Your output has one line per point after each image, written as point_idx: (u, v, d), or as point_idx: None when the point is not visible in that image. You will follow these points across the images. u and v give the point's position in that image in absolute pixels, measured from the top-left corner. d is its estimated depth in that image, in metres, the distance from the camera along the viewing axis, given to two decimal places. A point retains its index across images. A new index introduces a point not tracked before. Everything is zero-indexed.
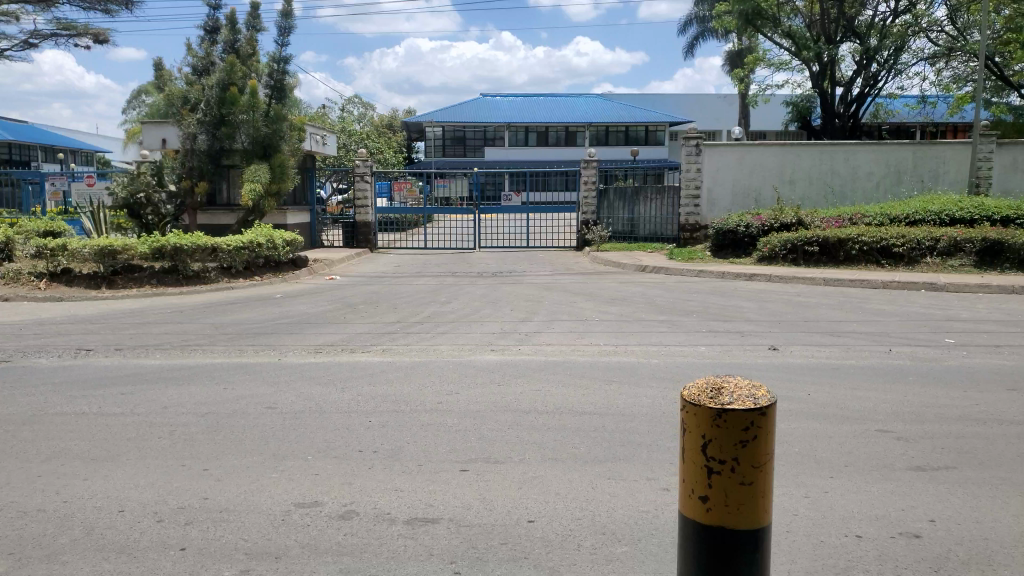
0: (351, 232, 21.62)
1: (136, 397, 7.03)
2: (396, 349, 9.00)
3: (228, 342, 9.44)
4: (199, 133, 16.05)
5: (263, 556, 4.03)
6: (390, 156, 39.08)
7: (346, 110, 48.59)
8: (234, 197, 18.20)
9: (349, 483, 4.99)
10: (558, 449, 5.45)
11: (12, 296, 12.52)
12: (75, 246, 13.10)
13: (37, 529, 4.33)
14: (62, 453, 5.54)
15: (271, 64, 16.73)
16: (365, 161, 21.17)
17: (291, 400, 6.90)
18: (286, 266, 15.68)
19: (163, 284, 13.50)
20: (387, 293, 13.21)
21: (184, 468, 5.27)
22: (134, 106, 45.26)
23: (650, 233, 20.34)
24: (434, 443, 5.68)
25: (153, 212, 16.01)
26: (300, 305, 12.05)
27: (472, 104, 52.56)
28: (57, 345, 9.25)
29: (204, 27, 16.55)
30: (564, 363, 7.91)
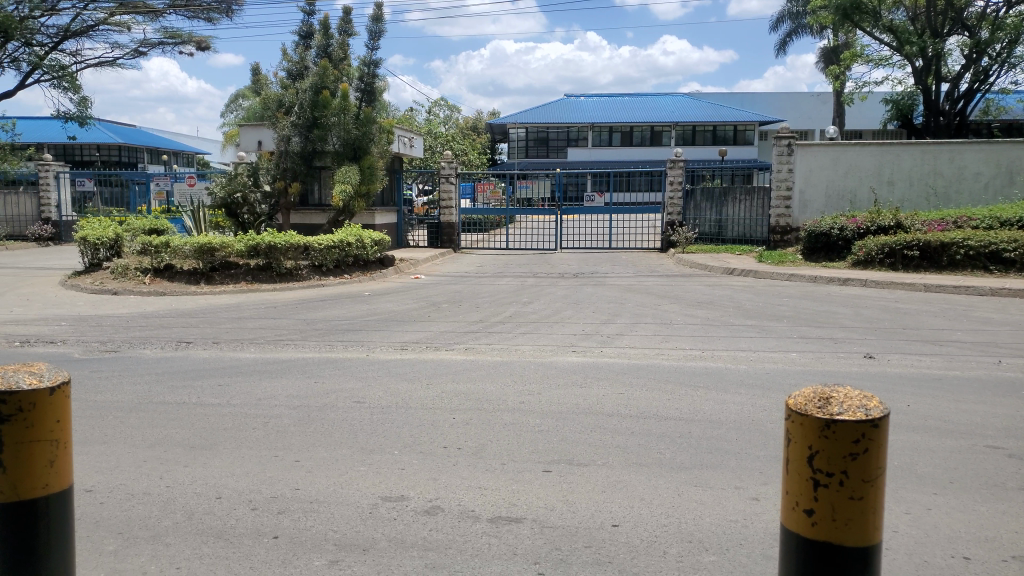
0: (436, 232, 21.95)
1: (231, 388, 7.33)
2: (479, 348, 9.08)
3: (318, 338, 9.73)
4: (293, 136, 16.61)
5: (352, 548, 4.13)
6: (474, 157, 39.54)
7: (432, 112, 49.46)
8: (325, 198, 18.78)
9: (435, 479, 5.06)
10: (642, 454, 5.39)
11: (120, 290, 13.26)
12: (177, 243, 13.77)
13: (142, 512, 4.56)
14: (164, 440, 5.82)
15: (361, 68, 17.22)
16: (450, 162, 21.41)
17: (378, 395, 7.07)
18: (374, 265, 16.05)
19: (258, 280, 14.01)
20: (471, 293, 13.34)
21: (277, 458, 5.46)
22: (232, 110, 47.36)
23: (739, 235, 19.86)
24: (517, 442, 5.71)
25: (249, 211, 16.64)
26: (386, 303, 12.31)
27: (556, 104, 52.55)
28: (160, 337, 9.75)
29: (299, 32, 17.29)
30: (649, 367, 7.80)
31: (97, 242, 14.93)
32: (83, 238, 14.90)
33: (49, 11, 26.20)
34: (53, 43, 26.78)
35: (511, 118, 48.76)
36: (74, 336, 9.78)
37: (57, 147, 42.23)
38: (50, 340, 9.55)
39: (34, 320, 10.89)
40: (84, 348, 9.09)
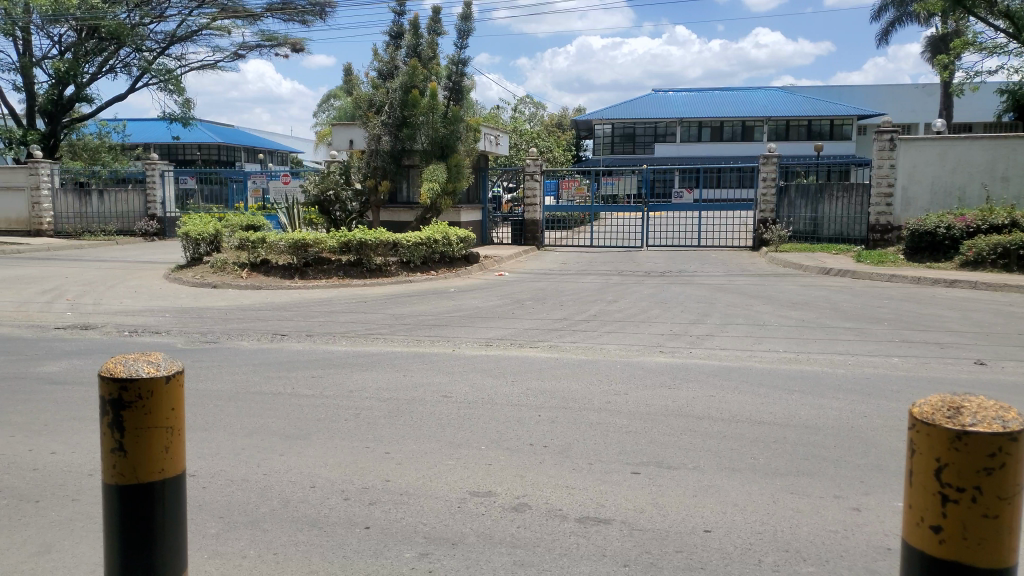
0: (520, 229, 22.03)
1: (324, 379, 7.55)
2: (564, 346, 9.04)
3: (406, 333, 9.92)
4: (383, 135, 16.94)
5: (441, 541, 4.17)
6: (559, 153, 39.56)
7: (518, 109, 49.70)
8: (413, 195, 19.13)
9: (523, 476, 5.06)
10: (735, 458, 5.24)
11: (219, 284, 13.84)
12: (273, 238, 14.27)
13: (241, 497, 4.73)
14: (261, 429, 6.03)
15: (450, 67, 17.43)
16: (536, 159, 21.46)
17: (465, 390, 7.13)
18: (459, 262, 16.25)
19: (349, 276, 14.35)
20: (556, 290, 13.32)
21: (368, 450, 5.58)
22: (324, 110, 48.89)
23: (835, 234, 19.11)
24: (605, 443, 5.64)
25: (341, 208, 17.15)
26: (472, 300, 12.44)
27: (642, 100, 51.92)
28: (256, 329, 10.12)
29: (390, 32, 17.62)
30: (740, 369, 7.59)
31: (199, 237, 15.65)
32: (186, 233, 15.64)
33: (158, 18, 27.71)
34: (160, 48, 28.29)
35: (596, 114, 48.56)
36: (177, 327, 10.28)
37: (163, 147, 44.59)
38: (155, 330, 10.06)
39: (140, 311, 11.48)
40: (186, 339, 9.53)
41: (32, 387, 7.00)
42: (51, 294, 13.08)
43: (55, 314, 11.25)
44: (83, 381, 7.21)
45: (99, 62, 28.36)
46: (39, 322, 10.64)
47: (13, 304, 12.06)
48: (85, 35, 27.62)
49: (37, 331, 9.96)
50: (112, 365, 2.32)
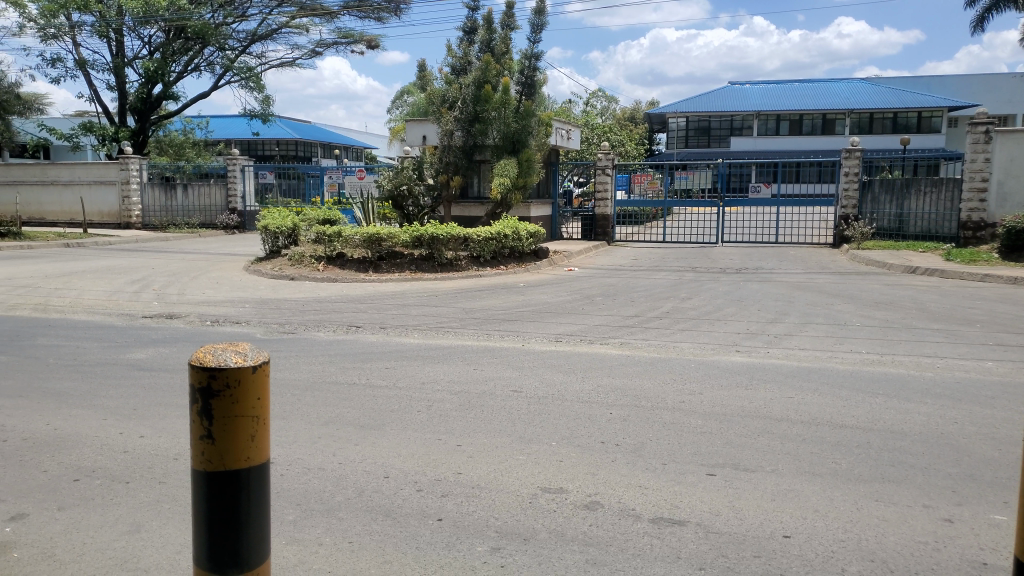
0: (590, 224, 21.87)
1: (397, 371, 7.66)
2: (635, 343, 8.93)
3: (476, 326, 9.97)
4: (455, 130, 17.01)
5: (513, 537, 4.16)
6: (631, 147, 39.18)
7: (590, 104, 49.43)
8: (484, 190, 19.23)
9: (594, 474, 5.01)
10: (815, 462, 5.07)
11: (297, 277, 14.17)
12: (348, 232, 14.54)
13: (318, 485, 4.83)
14: (337, 418, 6.15)
15: (523, 61, 17.33)
16: (607, 153, 21.17)
17: (535, 386, 7.11)
18: (528, 257, 16.25)
19: (421, 270, 14.53)
20: (627, 287, 13.17)
21: (441, 442, 5.62)
22: (398, 106, 49.74)
23: (922, 231, 18.27)
24: (679, 443, 5.53)
25: (413, 203, 17.27)
26: (542, 295, 12.42)
27: (719, 93, 50.86)
28: (332, 321, 10.34)
29: (463, 28, 17.64)
30: (819, 370, 7.35)
31: (277, 231, 16.07)
32: (266, 227, 16.09)
33: (241, 18, 28.64)
34: (242, 47, 29.25)
35: (671, 108, 47.85)
36: (257, 318, 10.59)
37: (244, 143, 46.06)
38: (236, 320, 10.40)
39: (221, 302, 11.87)
40: (265, 329, 9.82)
41: (121, 373, 7.33)
42: (139, 284, 13.68)
43: (143, 303, 11.76)
44: (169, 368, 7.50)
45: (185, 61, 29.48)
46: (128, 311, 11.13)
47: (104, 293, 12.66)
48: (173, 35, 28.74)
49: (127, 319, 10.41)
50: (202, 353, 2.20)
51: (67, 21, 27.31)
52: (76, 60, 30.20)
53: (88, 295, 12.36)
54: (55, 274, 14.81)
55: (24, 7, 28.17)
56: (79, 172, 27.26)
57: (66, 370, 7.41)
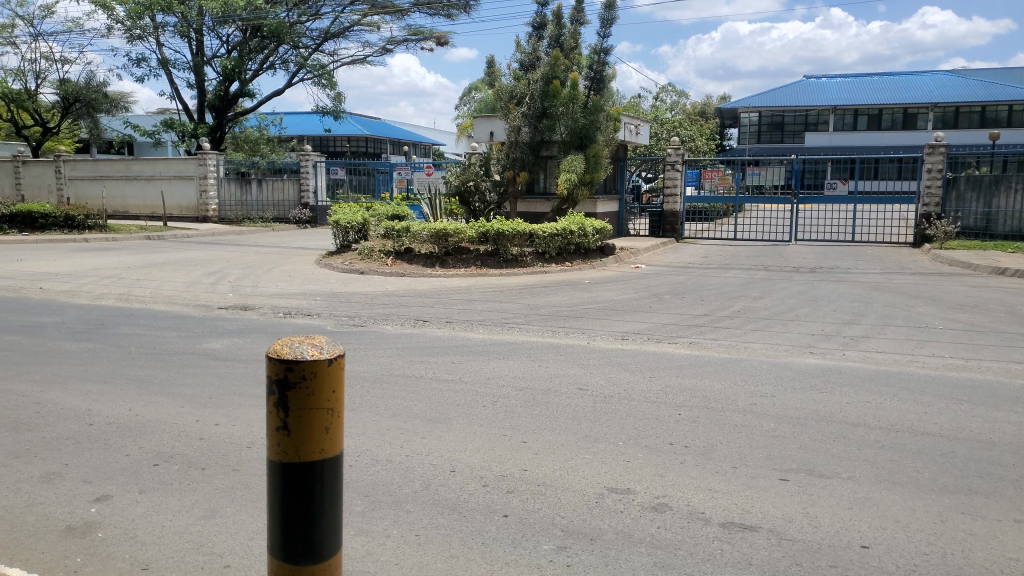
0: (658, 221, 21.49)
1: (463, 366, 7.69)
2: (703, 343, 8.76)
3: (542, 323, 9.95)
4: (523, 126, 17.01)
5: (579, 536, 4.12)
6: (702, 142, 38.53)
7: (660, 99, 48.86)
8: (551, 186, 19.18)
9: (662, 475, 4.92)
10: (895, 471, 4.86)
11: (366, 271, 14.39)
12: (416, 228, 14.70)
13: (386, 477, 4.88)
14: (404, 411, 6.21)
15: (592, 56, 17.27)
16: (678, 149, 20.88)
17: (600, 384, 7.04)
18: (594, 253, 16.15)
19: (487, 265, 14.58)
20: (696, 285, 12.95)
21: (506, 438, 5.61)
22: (465, 102, 50.21)
23: (1012, 231, 17.81)
24: (751, 447, 5.39)
25: (480, 199, 17.51)
26: (608, 292, 12.31)
27: (794, 86, 49.57)
28: (399, 315, 10.48)
29: (533, 24, 17.59)
30: (900, 374, 7.06)
31: (348, 226, 16.39)
32: (337, 222, 16.43)
33: (314, 16, 29.24)
34: (315, 45, 29.94)
35: (743, 102, 46.90)
36: (327, 310, 10.81)
37: (316, 139, 47.13)
38: (308, 312, 10.65)
39: (294, 294, 12.14)
40: (336, 321, 10.02)
41: (199, 362, 7.58)
42: (216, 276, 14.13)
43: (219, 295, 12.13)
44: (244, 358, 7.72)
45: (261, 59, 30.31)
46: (205, 301, 11.50)
47: (183, 284, 13.11)
48: (249, 34, 29.59)
49: (203, 310, 10.76)
50: (278, 346, 2.21)
51: (151, 22, 28.43)
52: (159, 60, 31.43)
53: (168, 286, 12.82)
54: (138, 266, 15.43)
55: (112, 9, 29.47)
56: (161, 167, 28.37)
57: (147, 358, 7.69)
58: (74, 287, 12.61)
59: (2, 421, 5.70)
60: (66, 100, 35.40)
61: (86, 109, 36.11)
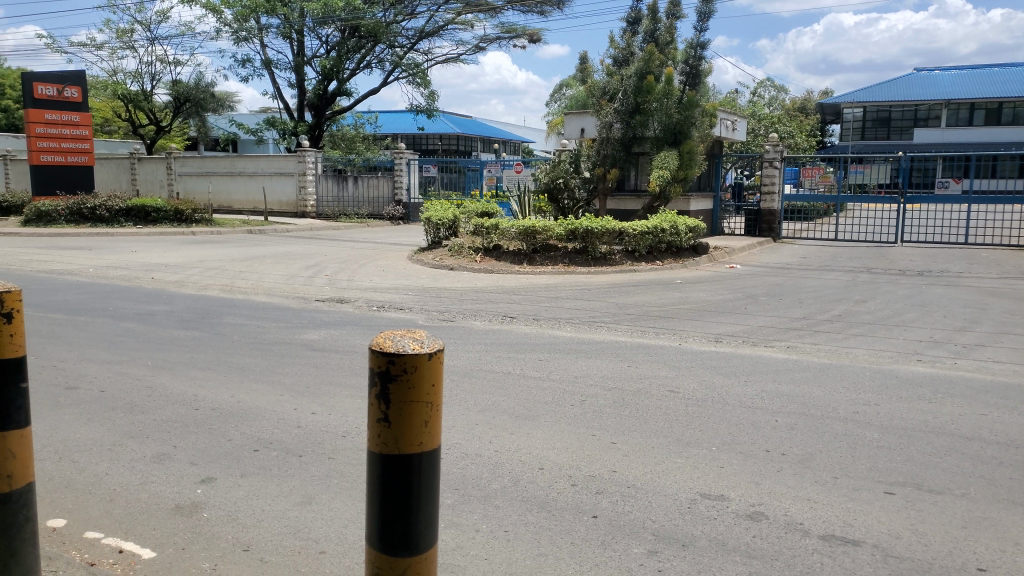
0: (754, 220, 20.82)
1: (550, 364, 7.66)
2: (801, 348, 8.45)
3: (632, 322, 9.81)
4: (615, 123, 16.82)
5: (670, 541, 4.03)
6: (802, 139, 37.19)
7: (758, 94, 47.60)
8: (641, 183, 18.90)
9: (757, 483, 4.77)
10: (1015, 490, 4.54)
11: (455, 267, 14.56)
12: (505, 225, 14.74)
13: (475, 472, 4.91)
14: (492, 407, 6.24)
15: (688, 51, 16.96)
16: (775, 146, 20.32)
17: (693, 387, 6.87)
18: (686, 252, 15.87)
19: (575, 263, 14.47)
20: (794, 287, 12.49)
21: (595, 438, 5.55)
22: (557, 100, 50.25)
23: None
24: (853, 456, 5.16)
25: (569, 197, 17.37)
26: (701, 292, 12.02)
27: (903, 80, 47.28)
28: (487, 311, 10.54)
29: (628, 19, 17.39)
30: (1018, 387, 6.61)
31: (439, 223, 16.62)
32: (428, 218, 16.64)
33: (410, 16, 29.77)
34: (411, 44, 30.56)
35: (846, 96, 45.10)
36: (418, 305, 10.98)
37: (409, 137, 48.10)
38: (400, 306, 10.85)
39: (387, 289, 12.39)
40: (426, 316, 10.18)
41: (298, 352, 7.82)
42: (313, 270, 14.57)
43: (316, 287, 12.51)
44: (339, 350, 7.94)
45: (358, 58, 31.13)
46: (303, 294, 11.88)
47: (283, 277, 13.58)
48: (347, 34, 30.43)
49: (301, 302, 11.12)
50: (381, 339, 2.23)
51: (256, 24, 29.63)
52: (263, 60, 32.77)
53: (268, 279, 13.30)
54: (241, 258, 16.08)
55: (221, 12, 30.91)
56: (263, 165, 29.54)
57: (249, 347, 8.01)
58: (183, 278, 13.26)
59: (118, 403, 6.05)
60: (178, 100, 37.34)
61: (196, 108, 37.99)
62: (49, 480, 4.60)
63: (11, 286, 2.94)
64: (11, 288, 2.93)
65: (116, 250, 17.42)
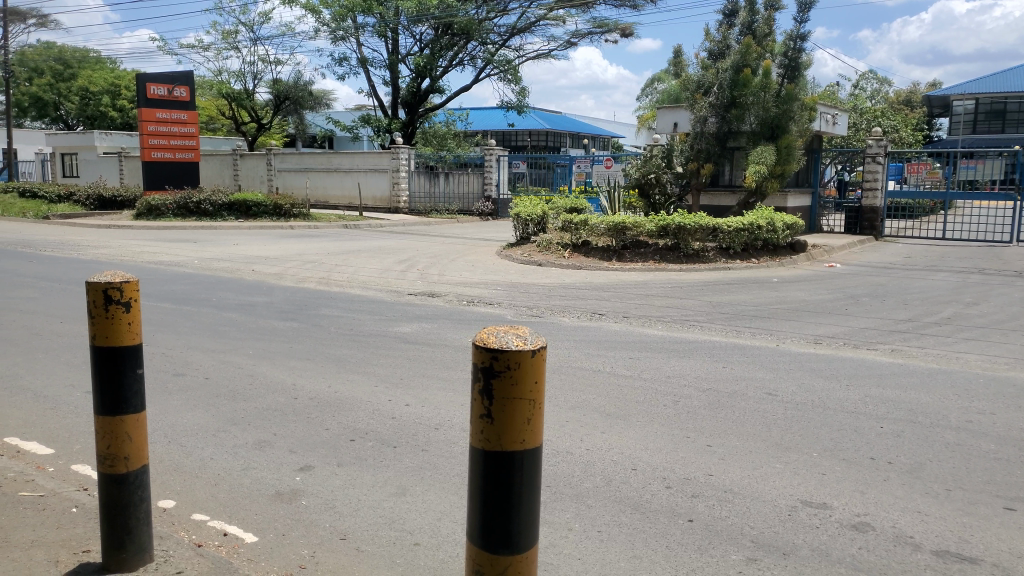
0: (855, 217, 19.93)
1: (642, 362, 7.53)
2: (908, 351, 8.02)
3: (726, 322, 9.54)
4: (710, 117, 16.49)
5: (770, 549, 3.88)
6: (908, 133, 35.44)
7: (860, 86, 45.64)
8: (736, 178, 18.35)
9: (863, 492, 4.53)
10: None
11: (544, 263, 14.52)
12: (594, 221, 14.62)
13: (566, 470, 4.87)
14: (583, 404, 6.17)
15: (787, 43, 16.33)
16: (879, 140, 19.40)
17: (792, 390, 6.61)
18: (783, 250, 15.38)
19: (666, 260, 14.20)
20: (898, 287, 11.90)
21: (689, 440, 5.41)
22: (647, 93, 49.57)
23: None
24: (968, 468, 4.84)
25: (660, 192, 16.97)
26: (798, 292, 11.58)
27: (1021, 69, 44.43)
28: (576, 307, 10.47)
29: (724, 12, 17.00)
30: None
31: (528, 218, 16.59)
32: (517, 214, 16.68)
33: (502, 13, 29.95)
34: (502, 40, 30.73)
35: (957, 88, 42.89)
36: (506, 300, 11.00)
37: (498, 134, 48.41)
38: (489, 301, 10.92)
39: (476, 284, 12.49)
40: (516, 311, 10.21)
41: (391, 344, 7.97)
42: (405, 264, 14.84)
43: (408, 281, 12.73)
44: (432, 343, 8.02)
45: (450, 56, 31.52)
46: (396, 287, 12.10)
47: (376, 271, 13.88)
48: (441, 32, 30.90)
49: (394, 295, 11.34)
50: (484, 335, 2.21)
51: (353, 23, 30.38)
52: (359, 59, 33.65)
53: (362, 272, 13.62)
54: (336, 252, 16.53)
55: (320, 13, 31.91)
56: (357, 161, 30.24)
57: (345, 339, 8.21)
58: (281, 270, 13.74)
59: (222, 390, 6.31)
60: (278, 99, 38.77)
61: (295, 106, 39.35)
62: (160, 462, 4.83)
63: (131, 276, 3.05)
64: (130, 277, 3.04)
65: (219, 243, 18.23)
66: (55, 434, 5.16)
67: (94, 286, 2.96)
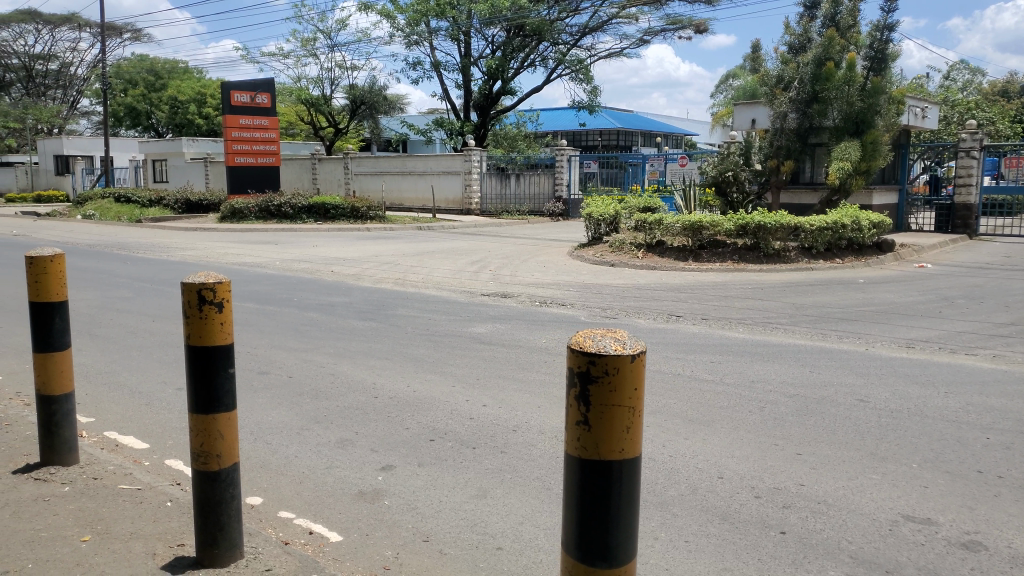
0: (946, 215, 19.01)
1: (724, 366, 7.32)
2: (1010, 357, 7.56)
3: (810, 325, 9.20)
4: (790, 112, 16.00)
5: (872, 566, 3.68)
6: (1004, 125, 33.57)
7: (950, 77, 43.49)
8: (817, 175, 17.85)
9: (971, 508, 4.26)
10: None
11: (617, 263, 14.34)
12: (669, 220, 14.37)
13: (649, 476, 4.74)
14: (664, 409, 6.02)
15: (874, 34, 15.59)
16: (974, 133, 18.44)
17: (885, 397, 6.29)
18: (869, 249, 14.81)
19: (745, 260, 13.83)
20: (996, 288, 11.26)
21: (777, 447, 5.21)
22: (722, 89, 48.62)
23: None
24: None
25: (738, 190, 16.51)
26: (886, 293, 11.07)
27: None
28: (652, 308, 10.28)
29: (805, 5, 16.50)
30: None
31: (600, 218, 16.38)
32: (589, 214, 16.52)
33: (574, 12, 29.75)
34: (574, 40, 30.57)
35: None
36: (580, 301, 10.89)
37: (570, 134, 48.27)
38: (563, 302, 10.83)
39: (550, 284, 12.42)
40: (590, 312, 10.09)
41: (467, 345, 7.98)
42: (479, 265, 14.87)
43: (482, 282, 12.76)
44: (508, 344, 8.00)
45: (522, 57, 31.54)
46: (470, 288, 12.14)
47: (450, 271, 13.97)
48: (512, 34, 30.97)
49: (468, 296, 11.37)
50: (580, 338, 2.13)
51: (427, 27, 30.69)
52: (433, 62, 34.05)
53: (437, 273, 13.72)
54: (411, 253, 16.71)
55: (394, 18, 32.42)
56: (431, 164, 30.62)
57: (422, 338, 8.27)
58: (359, 271, 13.97)
59: (304, 389, 6.42)
60: (354, 103, 39.62)
61: (370, 110, 40.10)
62: (248, 459, 4.93)
63: (223, 276, 3.09)
64: (222, 278, 3.07)
65: (299, 245, 18.69)
66: (149, 429, 5.34)
67: (188, 287, 3.01)
